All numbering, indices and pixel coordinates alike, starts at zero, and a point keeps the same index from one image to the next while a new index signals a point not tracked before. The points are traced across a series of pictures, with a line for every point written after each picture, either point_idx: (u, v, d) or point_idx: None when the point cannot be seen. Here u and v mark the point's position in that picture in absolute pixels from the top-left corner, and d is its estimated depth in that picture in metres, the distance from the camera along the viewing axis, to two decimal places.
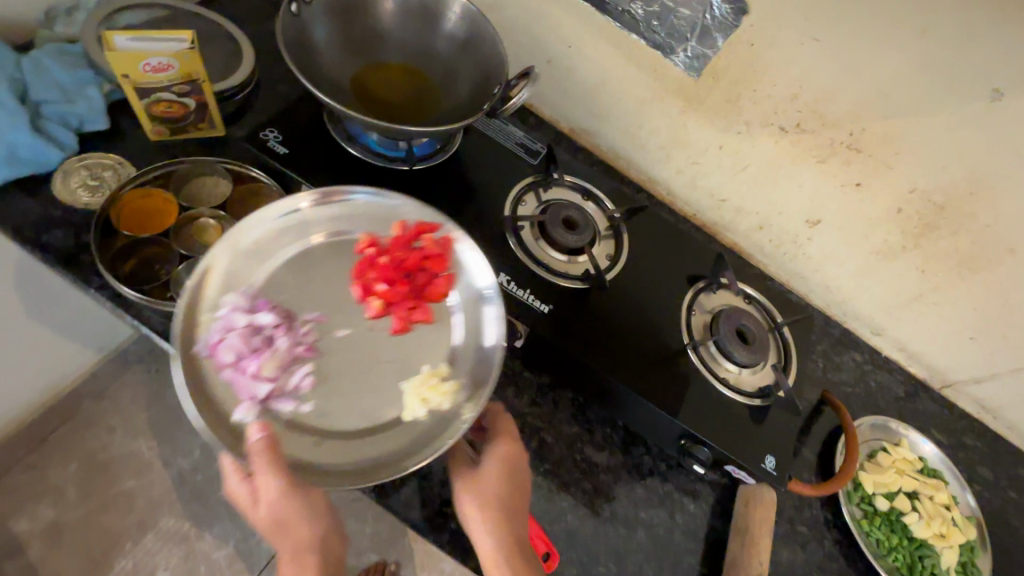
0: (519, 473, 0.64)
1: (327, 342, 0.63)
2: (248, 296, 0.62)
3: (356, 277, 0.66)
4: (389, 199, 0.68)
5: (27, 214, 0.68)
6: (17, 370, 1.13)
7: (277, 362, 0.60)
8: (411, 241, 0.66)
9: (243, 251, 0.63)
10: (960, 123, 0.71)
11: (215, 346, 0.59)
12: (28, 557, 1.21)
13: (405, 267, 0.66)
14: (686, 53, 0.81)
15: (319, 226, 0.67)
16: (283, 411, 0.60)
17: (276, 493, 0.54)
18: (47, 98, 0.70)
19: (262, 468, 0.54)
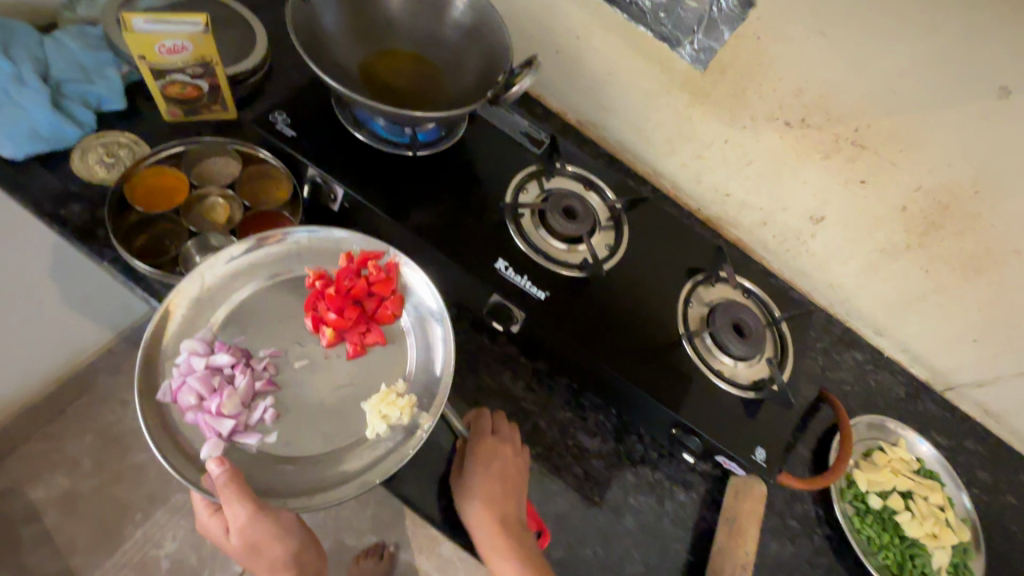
0: (507, 467, 0.69)
1: (287, 372, 0.66)
2: (205, 339, 0.65)
3: (309, 308, 0.69)
4: (333, 232, 0.72)
5: (47, 188, 0.71)
6: (33, 342, 1.17)
7: (239, 398, 0.62)
8: (357, 270, 0.70)
9: (197, 299, 0.66)
10: (966, 120, 0.71)
11: (177, 390, 0.62)
12: (43, 523, 1.26)
13: (353, 295, 0.69)
14: (693, 46, 0.80)
15: (268, 265, 0.70)
16: (248, 445, 0.62)
17: (246, 520, 0.57)
18: (68, 77, 0.73)
19: (230, 499, 0.56)
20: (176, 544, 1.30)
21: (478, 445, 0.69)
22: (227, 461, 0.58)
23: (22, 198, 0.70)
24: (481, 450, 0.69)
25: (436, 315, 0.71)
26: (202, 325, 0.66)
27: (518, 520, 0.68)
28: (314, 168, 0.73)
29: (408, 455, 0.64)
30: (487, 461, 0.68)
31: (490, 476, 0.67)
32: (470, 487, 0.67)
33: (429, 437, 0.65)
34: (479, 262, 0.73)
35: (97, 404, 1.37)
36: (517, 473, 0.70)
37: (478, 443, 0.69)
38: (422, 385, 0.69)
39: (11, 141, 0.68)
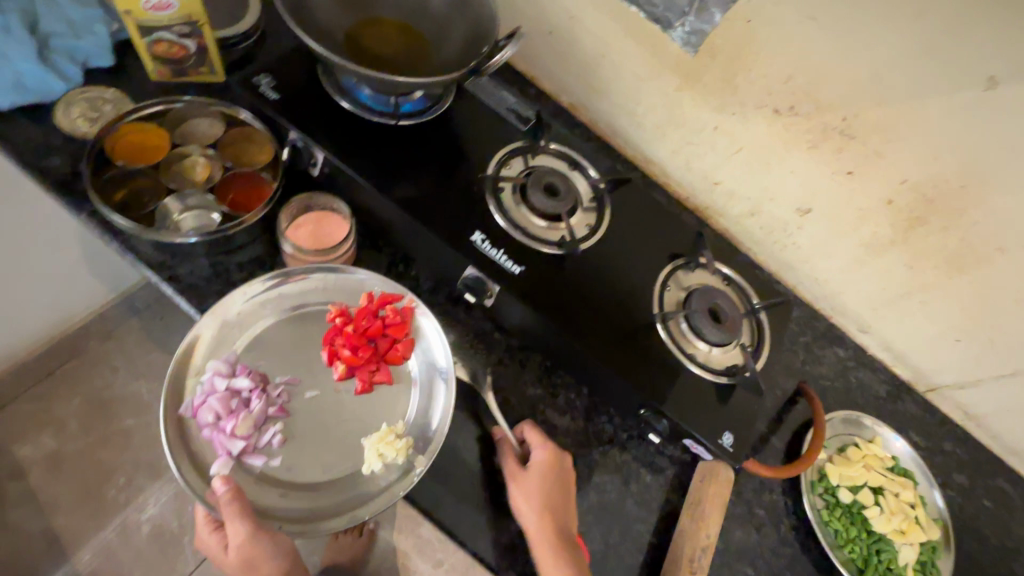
0: (562, 477, 0.70)
1: (297, 402, 0.68)
2: (230, 361, 0.67)
3: (327, 341, 0.70)
4: (356, 273, 0.73)
5: (30, 139, 0.72)
6: (26, 302, 1.19)
7: (251, 421, 0.64)
8: (376, 311, 0.70)
9: (226, 323, 0.69)
10: (953, 111, 0.70)
11: (197, 407, 0.64)
12: (28, 482, 1.28)
13: (368, 334, 0.69)
14: (684, 28, 0.77)
15: (290, 299, 0.72)
16: (253, 466, 0.64)
17: (245, 538, 0.59)
18: (55, 31, 0.74)
19: (233, 515, 0.59)
20: (157, 509, 1.31)
21: (538, 453, 0.70)
22: (232, 479, 0.61)
23: (6, 148, 0.71)
24: (540, 456, 0.70)
25: (442, 370, 0.72)
26: (226, 348, 0.68)
27: (571, 534, 0.68)
28: (296, 132, 0.73)
29: (399, 497, 0.65)
30: (545, 467, 0.69)
31: (550, 483, 0.68)
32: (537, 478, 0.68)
33: (418, 481, 0.66)
34: (455, 233, 0.73)
35: (86, 368, 1.38)
36: (570, 486, 0.71)
37: (536, 449, 0.71)
38: (421, 428, 0.70)
39: None
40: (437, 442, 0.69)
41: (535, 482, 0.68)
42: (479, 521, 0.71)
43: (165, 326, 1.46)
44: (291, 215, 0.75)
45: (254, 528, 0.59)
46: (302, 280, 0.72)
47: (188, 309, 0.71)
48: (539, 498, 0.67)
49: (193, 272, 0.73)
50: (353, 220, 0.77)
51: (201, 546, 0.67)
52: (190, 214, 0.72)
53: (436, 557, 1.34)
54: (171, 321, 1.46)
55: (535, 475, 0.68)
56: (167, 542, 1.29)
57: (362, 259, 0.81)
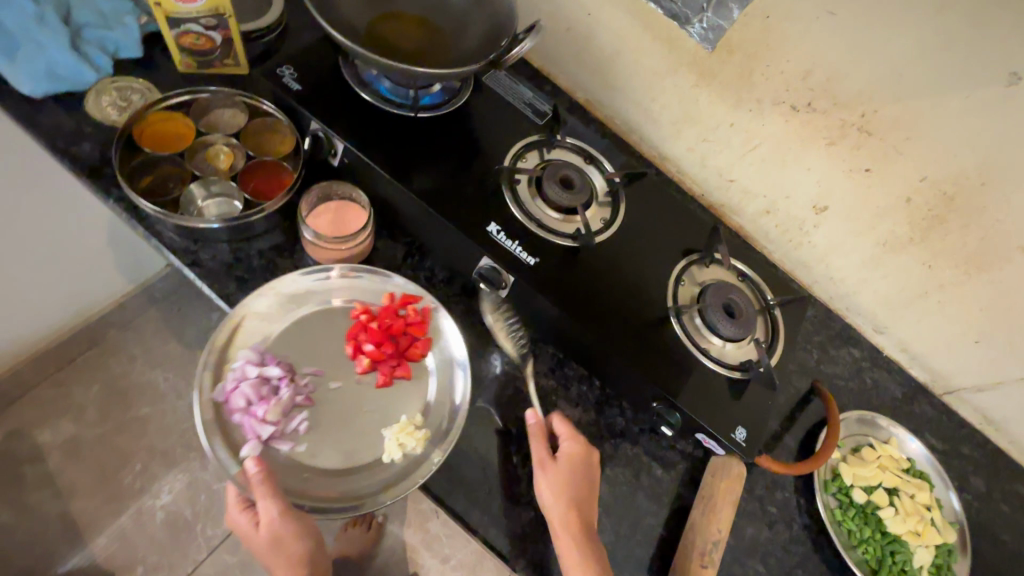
0: (591, 470, 0.69)
1: (322, 392, 0.70)
2: (258, 351, 0.69)
3: (350, 337, 0.72)
4: (377, 274, 0.75)
5: (61, 127, 0.75)
6: (52, 287, 1.23)
7: (280, 408, 0.66)
8: (397, 310, 0.74)
9: (250, 317, 0.71)
10: (974, 107, 0.69)
11: (230, 393, 0.67)
12: (47, 466, 1.30)
13: (391, 331, 0.72)
14: (702, 24, 0.78)
15: (313, 297, 0.74)
16: (280, 451, 0.66)
17: (274, 517, 0.60)
18: (87, 23, 0.77)
19: (262, 495, 0.60)
20: (171, 497, 1.33)
21: (568, 444, 0.69)
22: (262, 460, 0.63)
23: (38, 135, 0.74)
24: (570, 448, 0.69)
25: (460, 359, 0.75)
26: (251, 340, 0.70)
27: (593, 526, 0.67)
28: (318, 122, 0.74)
29: (415, 485, 0.67)
30: (576, 459, 0.68)
31: (579, 476, 0.67)
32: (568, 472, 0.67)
33: (436, 469, 0.68)
34: (470, 223, 0.73)
35: (105, 356, 1.41)
36: (596, 479, 0.70)
37: (566, 441, 0.70)
38: (440, 419, 0.72)
39: (30, 79, 0.73)
40: (455, 432, 0.70)
41: (565, 473, 0.67)
42: (489, 509, 0.72)
43: (183, 316, 1.49)
44: (310, 203, 0.76)
45: (281, 509, 0.61)
46: (327, 276, 0.74)
47: (209, 293, 0.73)
48: (569, 490, 0.66)
49: (215, 256, 0.75)
50: (371, 210, 0.78)
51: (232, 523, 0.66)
52: (214, 201, 0.75)
53: (444, 552, 1.35)
54: (188, 313, 1.49)
55: (565, 466, 0.67)
56: (180, 529, 1.31)
57: (378, 249, 0.82)
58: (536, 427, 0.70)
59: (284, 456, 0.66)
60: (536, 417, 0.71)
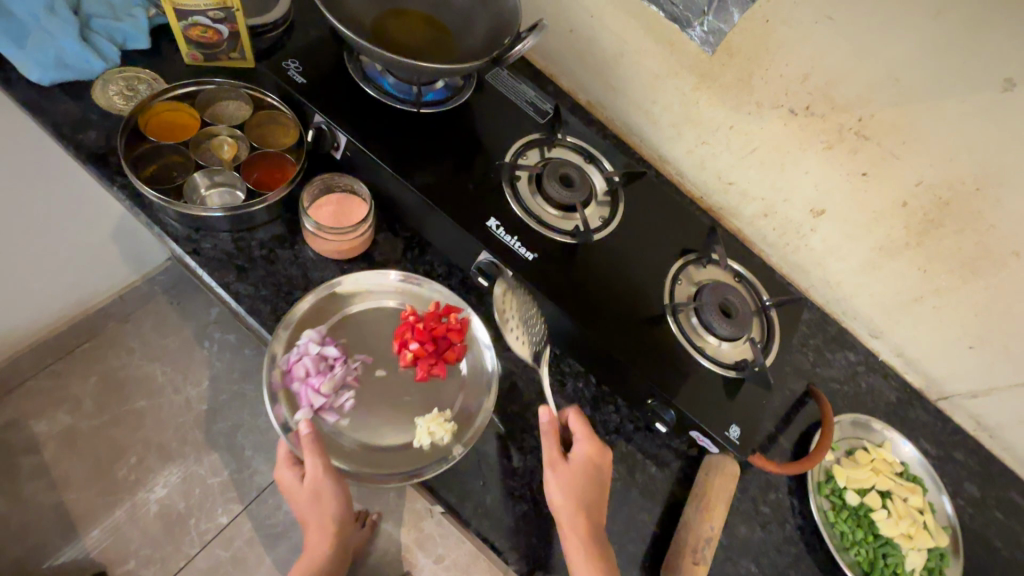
0: (604, 472, 0.68)
1: (368, 378, 0.72)
2: (321, 332, 0.72)
3: (397, 333, 0.74)
4: (430, 285, 0.78)
5: (68, 114, 0.76)
6: (54, 275, 1.24)
7: (333, 383, 0.69)
8: (441, 316, 0.75)
9: (320, 299, 0.74)
10: (969, 112, 0.70)
11: (292, 363, 0.70)
12: (43, 457, 1.30)
13: (434, 333, 0.73)
14: (702, 27, 0.79)
15: (374, 298, 0.77)
16: (325, 423, 0.68)
17: (319, 474, 0.63)
18: (97, 13, 0.78)
19: (309, 454, 0.62)
20: (165, 490, 1.33)
21: (581, 448, 0.68)
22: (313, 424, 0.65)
23: (45, 122, 0.75)
24: (583, 452, 0.67)
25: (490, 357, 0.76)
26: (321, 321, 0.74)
27: (602, 524, 0.68)
28: (321, 115, 0.75)
29: (430, 473, 0.67)
30: (589, 463, 0.67)
31: (591, 479, 0.67)
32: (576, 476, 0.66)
33: (455, 461, 0.69)
34: (470, 217, 0.74)
35: (103, 348, 1.41)
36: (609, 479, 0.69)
37: (581, 444, 0.68)
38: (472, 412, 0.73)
39: (39, 67, 0.74)
40: (481, 421, 0.71)
41: (576, 477, 0.66)
42: (482, 503, 0.72)
43: (183, 310, 1.49)
44: (312, 195, 0.77)
45: (327, 467, 0.63)
46: (383, 278, 0.77)
47: (209, 282, 0.74)
48: (579, 495, 0.66)
49: (216, 246, 0.76)
50: (372, 203, 0.79)
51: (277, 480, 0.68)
52: (217, 190, 0.76)
53: (437, 552, 1.35)
54: (188, 306, 1.50)
55: (577, 471, 0.67)
56: (173, 522, 1.31)
57: (379, 242, 0.83)
58: (550, 427, 0.68)
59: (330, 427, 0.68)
60: (551, 417, 0.68)
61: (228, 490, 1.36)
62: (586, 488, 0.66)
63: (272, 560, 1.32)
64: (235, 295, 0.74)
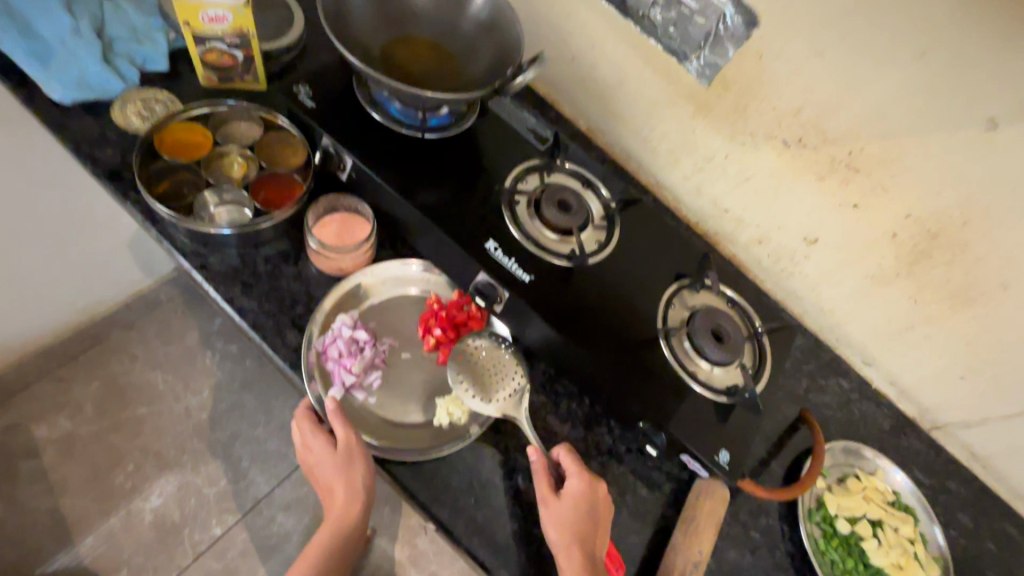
0: (598, 503, 0.69)
1: (394, 359, 0.79)
2: (353, 317, 0.78)
3: (422, 319, 0.81)
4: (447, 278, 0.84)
5: (87, 132, 0.80)
6: (63, 283, 1.26)
7: (364, 363, 0.75)
8: (463, 304, 0.81)
9: (349, 289, 0.80)
10: (955, 148, 0.72)
11: (327, 344, 0.76)
12: (42, 461, 1.31)
13: (457, 321, 0.80)
14: (699, 61, 0.84)
15: (396, 287, 0.83)
16: (355, 399, 0.75)
17: (347, 438, 0.68)
18: (119, 36, 0.82)
19: (337, 421, 0.68)
20: (161, 499, 1.34)
21: (575, 481, 0.69)
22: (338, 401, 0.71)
23: (65, 138, 0.78)
24: (575, 485, 0.69)
25: (487, 399, 0.75)
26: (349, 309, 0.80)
27: (601, 558, 0.66)
28: (329, 138, 0.78)
29: (448, 450, 0.74)
30: (583, 497, 0.68)
31: (584, 511, 0.67)
32: (572, 509, 0.67)
33: (472, 440, 0.75)
34: (469, 239, 0.76)
35: (107, 355, 1.43)
36: (605, 511, 0.69)
37: (572, 478, 0.69)
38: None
39: (61, 86, 0.77)
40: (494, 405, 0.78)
41: (569, 510, 0.67)
42: (473, 520, 0.73)
43: (187, 320, 1.52)
44: (317, 214, 0.80)
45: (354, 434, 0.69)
46: (408, 267, 0.83)
47: (214, 295, 0.76)
48: (573, 526, 0.66)
49: (223, 260, 0.79)
50: (374, 223, 0.82)
51: (303, 453, 0.72)
52: (226, 207, 0.78)
53: (430, 569, 1.34)
54: (192, 316, 1.52)
55: (569, 503, 0.67)
56: (168, 532, 1.31)
57: (380, 260, 0.85)
58: (540, 464, 0.71)
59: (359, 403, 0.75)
60: (539, 454, 0.71)
61: (223, 500, 1.37)
62: (584, 521, 0.67)
63: (264, 573, 1.32)
64: (239, 309, 0.76)
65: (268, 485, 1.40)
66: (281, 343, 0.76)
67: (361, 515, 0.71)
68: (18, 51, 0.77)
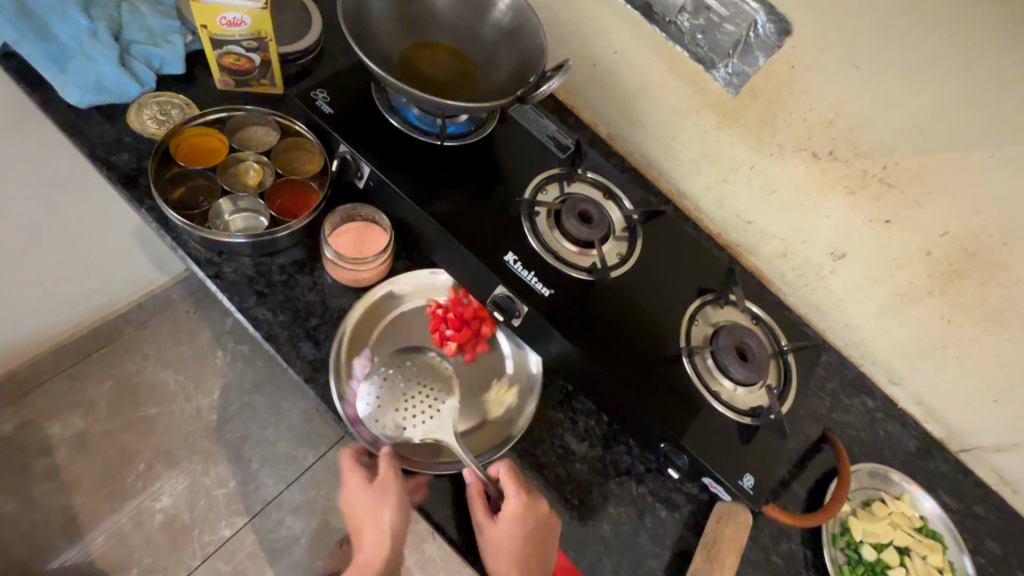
0: (538, 525, 0.67)
1: None
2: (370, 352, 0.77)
3: (433, 329, 0.80)
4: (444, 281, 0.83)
5: (103, 136, 0.79)
6: (75, 283, 1.26)
7: None
8: (462, 298, 0.82)
9: (374, 301, 0.79)
10: (997, 164, 0.69)
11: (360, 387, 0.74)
12: (54, 459, 1.31)
13: (464, 317, 0.80)
14: (727, 69, 0.82)
15: (416, 295, 0.82)
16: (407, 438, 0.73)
17: (388, 479, 0.67)
18: (137, 39, 0.81)
19: (382, 459, 0.68)
20: (171, 499, 1.33)
21: (511, 505, 0.66)
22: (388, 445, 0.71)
23: (81, 143, 0.77)
24: (512, 509, 0.66)
25: (407, 428, 0.71)
26: (374, 324, 0.79)
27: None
28: (346, 145, 0.76)
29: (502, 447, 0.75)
30: (519, 521, 0.65)
31: (524, 535, 0.65)
32: (507, 536, 0.65)
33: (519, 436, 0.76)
34: (488, 250, 0.74)
35: (119, 354, 1.43)
36: (549, 530, 0.67)
37: (509, 500, 0.66)
38: (515, 407, 0.79)
39: (78, 90, 0.76)
40: (527, 416, 0.77)
41: (504, 535, 0.65)
42: None
43: (198, 320, 1.51)
44: (333, 223, 0.78)
45: (397, 474, 0.68)
46: (436, 277, 0.83)
47: (228, 306, 0.75)
48: (508, 553, 0.64)
49: (237, 269, 0.77)
50: (392, 233, 0.81)
51: (342, 492, 0.70)
52: (242, 215, 0.78)
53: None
54: (204, 316, 1.52)
55: (505, 529, 0.65)
56: (178, 532, 1.31)
57: (396, 270, 0.83)
58: (476, 486, 0.68)
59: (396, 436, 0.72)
60: (475, 476, 0.68)
61: (233, 502, 1.36)
62: (523, 546, 0.65)
63: None
64: (254, 320, 0.75)
65: (277, 487, 1.39)
66: (295, 356, 0.74)
67: (385, 565, 0.68)
68: (35, 54, 0.76)
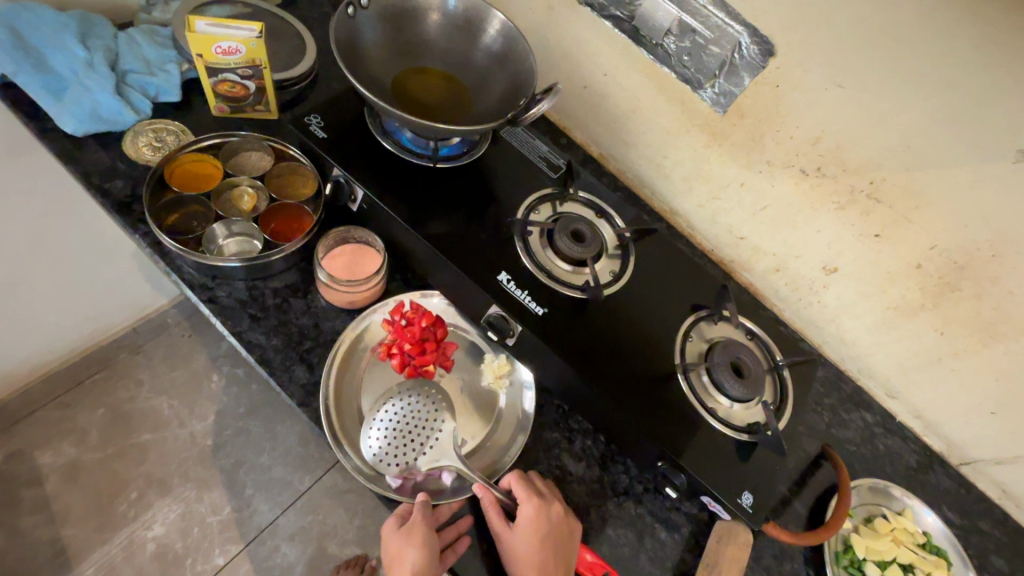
0: (555, 525, 0.66)
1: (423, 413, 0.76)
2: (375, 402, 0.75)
3: (402, 368, 0.75)
4: (432, 300, 0.83)
5: (99, 163, 0.80)
6: (70, 309, 1.25)
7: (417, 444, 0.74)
8: (402, 324, 0.75)
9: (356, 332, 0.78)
10: (982, 180, 0.70)
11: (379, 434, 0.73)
12: (44, 489, 1.29)
13: (419, 341, 0.74)
14: (714, 89, 0.83)
15: None
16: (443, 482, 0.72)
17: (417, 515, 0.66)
18: (133, 68, 0.83)
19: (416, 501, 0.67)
20: (164, 528, 1.31)
21: (524, 508, 0.66)
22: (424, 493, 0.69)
23: (75, 170, 0.78)
24: (526, 512, 0.65)
25: (417, 460, 0.71)
26: (364, 350, 0.78)
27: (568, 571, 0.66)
28: (339, 169, 0.77)
29: (505, 463, 0.74)
30: (534, 523, 0.65)
31: (541, 540, 0.64)
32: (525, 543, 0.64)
33: (518, 452, 0.76)
34: (481, 271, 0.74)
35: (113, 380, 1.41)
36: (566, 529, 0.67)
37: (522, 504, 0.66)
38: (510, 429, 0.78)
39: (74, 118, 0.78)
40: (519, 441, 0.76)
41: (521, 543, 0.64)
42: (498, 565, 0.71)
43: (194, 344, 1.51)
44: (326, 246, 0.79)
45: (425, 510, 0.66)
46: (430, 299, 0.83)
47: (222, 329, 0.75)
48: (529, 559, 0.63)
49: (231, 293, 0.77)
50: (385, 255, 0.81)
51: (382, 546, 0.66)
52: (235, 240, 0.78)
53: None
54: (200, 340, 1.52)
55: (520, 535, 0.65)
56: (170, 563, 1.28)
57: (390, 292, 0.84)
58: (488, 499, 0.68)
59: (424, 474, 0.72)
60: (486, 489, 0.68)
61: (226, 530, 1.33)
62: (543, 549, 0.64)
63: None
64: (247, 344, 0.75)
65: (272, 514, 1.37)
66: (288, 379, 0.74)
67: None
68: (31, 82, 0.77)
